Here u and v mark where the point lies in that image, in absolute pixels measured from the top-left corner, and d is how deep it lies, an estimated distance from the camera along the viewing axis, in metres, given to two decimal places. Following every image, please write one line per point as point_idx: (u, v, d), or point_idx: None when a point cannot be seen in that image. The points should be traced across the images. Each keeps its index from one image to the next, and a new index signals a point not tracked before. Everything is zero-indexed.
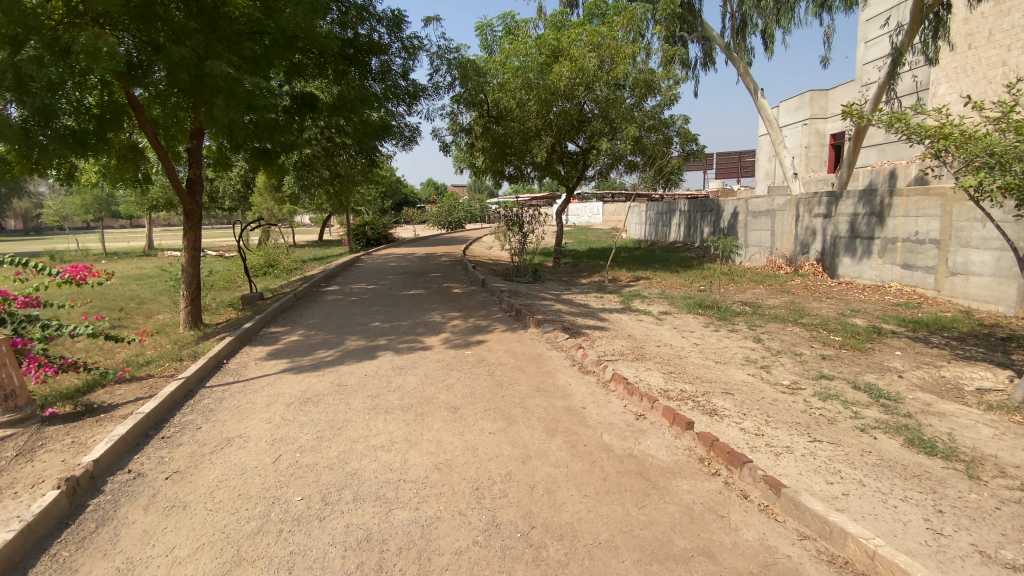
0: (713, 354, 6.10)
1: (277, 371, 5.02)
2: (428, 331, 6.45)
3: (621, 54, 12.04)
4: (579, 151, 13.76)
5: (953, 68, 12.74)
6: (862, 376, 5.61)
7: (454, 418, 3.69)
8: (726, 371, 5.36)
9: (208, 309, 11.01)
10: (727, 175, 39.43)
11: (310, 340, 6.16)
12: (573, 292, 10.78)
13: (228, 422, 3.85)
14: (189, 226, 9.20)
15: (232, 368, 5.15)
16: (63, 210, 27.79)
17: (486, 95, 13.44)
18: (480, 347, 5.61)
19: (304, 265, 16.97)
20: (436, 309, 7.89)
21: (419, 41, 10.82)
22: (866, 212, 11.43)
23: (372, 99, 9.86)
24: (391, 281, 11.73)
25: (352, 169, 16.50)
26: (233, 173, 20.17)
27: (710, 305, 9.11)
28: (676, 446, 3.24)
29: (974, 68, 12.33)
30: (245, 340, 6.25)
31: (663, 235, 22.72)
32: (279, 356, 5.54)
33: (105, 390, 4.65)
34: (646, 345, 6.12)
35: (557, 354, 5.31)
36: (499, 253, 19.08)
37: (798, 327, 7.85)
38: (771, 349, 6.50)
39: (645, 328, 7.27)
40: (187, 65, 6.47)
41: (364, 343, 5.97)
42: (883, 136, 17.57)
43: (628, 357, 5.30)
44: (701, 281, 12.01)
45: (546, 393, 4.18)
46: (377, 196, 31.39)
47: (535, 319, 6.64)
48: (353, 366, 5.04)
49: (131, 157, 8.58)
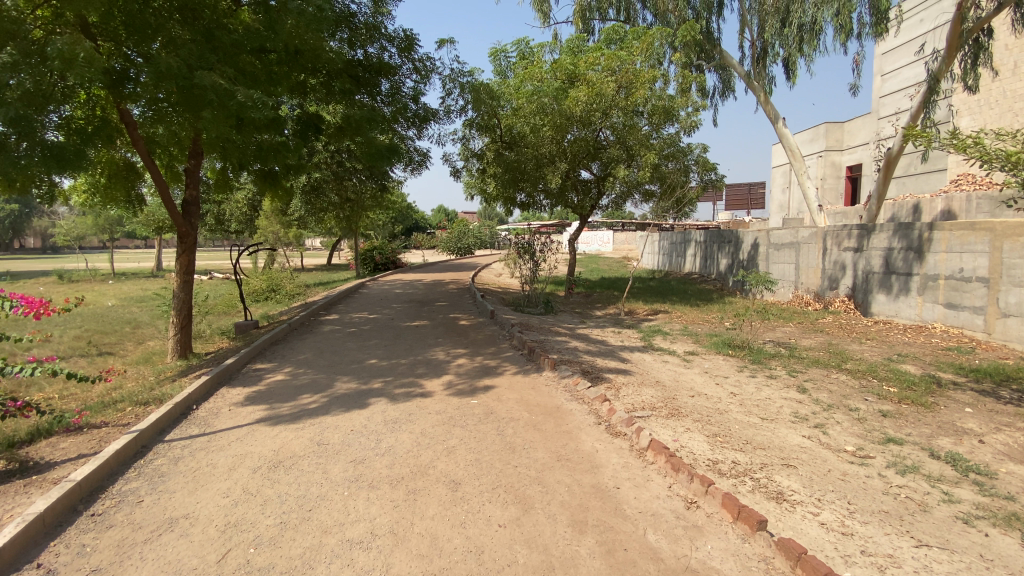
0: (756, 408, 5.29)
1: (251, 423, 4.28)
2: (429, 372, 5.73)
3: (640, 79, 11.55)
4: (594, 178, 13.21)
5: (975, 100, 12.56)
6: (936, 441, 4.76)
7: (453, 500, 2.94)
8: (777, 434, 4.56)
9: (202, 337, 10.39)
10: (738, 206, 38.84)
11: (296, 381, 5.44)
12: (589, 326, 10.02)
13: (178, 494, 3.09)
14: (182, 249, 8.61)
15: (200, 417, 4.42)
16: (74, 231, 27.68)
17: (499, 120, 13.01)
18: (488, 396, 4.85)
19: (309, 291, 16.41)
20: (440, 345, 7.16)
21: (431, 63, 10.42)
22: (902, 246, 10.65)
23: (379, 120, 9.28)
24: (395, 310, 11.06)
25: (361, 193, 16.13)
26: (240, 195, 19.87)
27: (741, 345, 8.32)
28: (746, 556, 2.47)
29: (998, 99, 12.10)
30: (224, 379, 5.54)
31: (678, 265, 22.04)
32: (258, 401, 4.82)
33: (49, 441, 3.94)
34: (678, 396, 5.34)
35: (578, 407, 4.55)
36: (509, 281, 18.45)
37: (844, 375, 7.00)
38: (821, 403, 5.67)
39: (673, 373, 6.48)
40: (177, 76, 6.07)
41: (357, 386, 5.23)
42: (903, 169, 16.99)
43: (661, 413, 4.51)
44: (726, 316, 11.21)
45: (569, 463, 3.40)
46: (388, 221, 31.14)
47: (549, 361, 5.88)
48: (340, 418, 4.29)
49: (125, 176, 8.11)
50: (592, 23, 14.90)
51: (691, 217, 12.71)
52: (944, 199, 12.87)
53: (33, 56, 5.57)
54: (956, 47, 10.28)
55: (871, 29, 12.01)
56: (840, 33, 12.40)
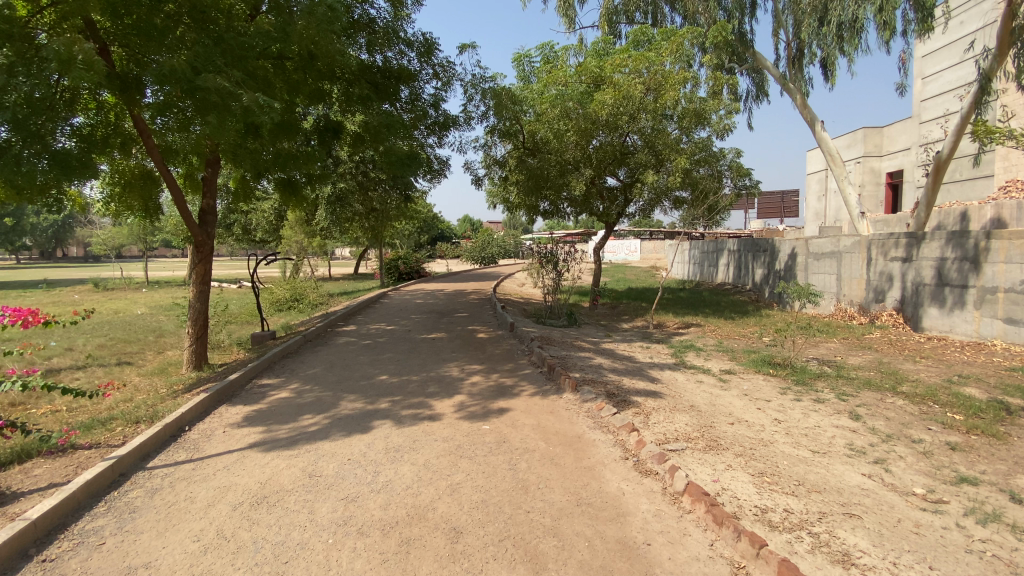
0: (805, 440, 4.69)
1: (243, 448, 3.93)
2: (441, 391, 5.31)
3: (670, 81, 11.05)
4: (620, 186, 12.71)
5: None
6: (1016, 480, 4.09)
7: (452, 554, 2.51)
8: (831, 472, 3.98)
9: (220, 346, 10.25)
10: (769, 215, 37.59)
11: (299, 400, 5.09)
12: (615, 340, 9.47)
13: (144, 538, 2.76)
14: (199, 258, 8.48)
15: (191, 440, 4.10)
16: (111, 240, 28.47)
17: (522, 126, 12.65)
18: (502, 421, 4.39)
19: (331, 301, 16.32)
20: (455, 360, 6.75)
21: (452, 67, 10.15)
22: (956, 256, 9.80)
23: (399, 125, 9.02)
24: (413, 322, 10.75)
25: (385, 203, 16.03)
26: (267, 205, 20.04)
27: (782, 364, 7.70)
28: None
29: None
30: (225, 396, 5.25)
31: (709, 275, 21.21)
32: (255, 421, 4.49)
33: (28, 465, 3.68)
34: (715, 424, 4.79)
35: (602, 437, 4.05)
36: (533, 291, 18.01)
37: (899, 399, 6.28)
38: (877, 434, 5.03)
39: (708, 396, 5.91)
40: (182, 79, 5.89)
41: (362, 406, 4.85)
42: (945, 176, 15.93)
43: (697, 446, 4.00)
44: (763, 331, 10.51)
45: (591, 509, 2.93)
46: (413, 231, 31.17)
47: (571, 381, 5.40)
48: (338, 444, 3.90)
49: (142, 184, 8.04)
50: (618, 27, 14.47)
51: (723, 225, 12.07)
52: (993, 205, 11.96)
53: (30, 58, 5.53)
54: (1009, 45, 9.57)
55: (915, 27, 11.22)
56: (882, 31, 11.66)
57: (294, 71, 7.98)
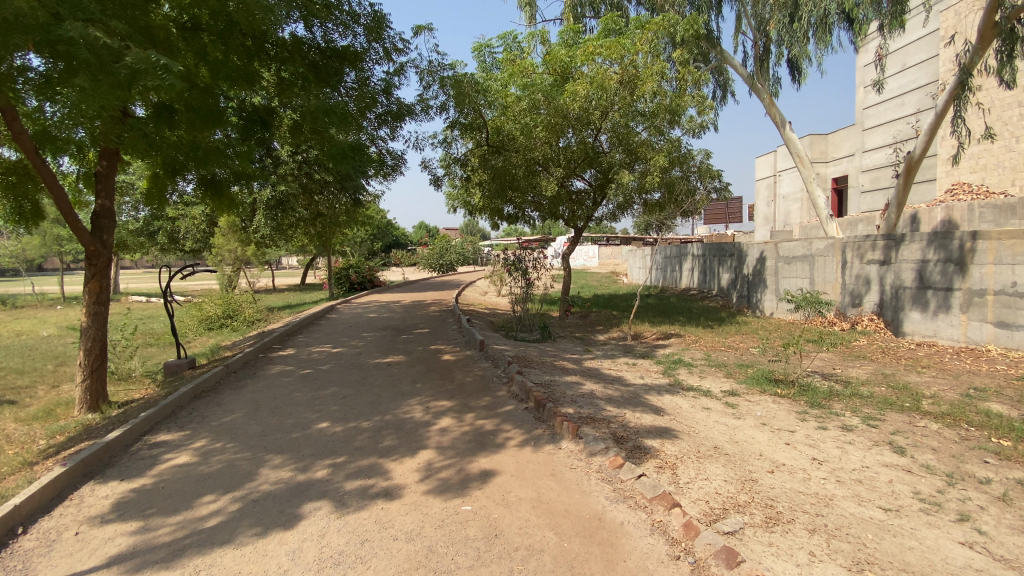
0: (869, 493, 3.71)
1: (92, 570, 2.53)
2: (401, 444, 4.04)
3: (644, 74, 10.18)
4: (588, 188, 11.75)
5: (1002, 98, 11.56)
6: None
7: None
8: (926, 547, 3.00)
9: (128, 378, 8.46)
10: (717, 220, 38.02)
11: (202, 469, 3.68)
12: (597, 357, 8.40)
13: None
14: (90, 273, 6.73)
15: (9, 561, 2.63)
16: (17, 252, 25.12)
17: (487, 122, 11.54)
18: (489, 495, 3.18)
19: (272, 316, 14.57)
20: (417, 395, 5.46)
21: (406, 49, 8.88)
22: (939, 258, 9.37)
23: (340, 114, 7.61)
24: (365, 341, 9.34)
25: (333, 209, 14.53)
26: (198, 211, 18.04)
27: (786, 381, 6.87)
28: None
29: None
30: (97, 469, 3.76)
31: (674, 281, 20.67)
32: (129, 513, 3.08)
33: None
34: (755, 476, 3.74)
35: (632, 518, 2.94)
36: (497, 300, 16.86)
37: (931, 423, 5.47)
38: (937, 474, 4.14)
39: (724, 430, 4.89)
40: (35, 29, 4.39)
41: (291, 474, 3.51)
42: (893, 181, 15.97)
43: (756, 520, 2.97)
44: (750, 342, 9.76)
45: None
46: (364, 237, 29.43)
47: (567, 424, 4.25)
48: (246, 555, 2.57)
49: (11, 182, 6.25)
50: (583, 20, 13.64)
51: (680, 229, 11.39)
52: (946, 207, 11.83)
53: None
54: (990, 39, 9.23)
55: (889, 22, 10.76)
56: (856, 28, 11.27)
57: (212, 46, 6.65)
